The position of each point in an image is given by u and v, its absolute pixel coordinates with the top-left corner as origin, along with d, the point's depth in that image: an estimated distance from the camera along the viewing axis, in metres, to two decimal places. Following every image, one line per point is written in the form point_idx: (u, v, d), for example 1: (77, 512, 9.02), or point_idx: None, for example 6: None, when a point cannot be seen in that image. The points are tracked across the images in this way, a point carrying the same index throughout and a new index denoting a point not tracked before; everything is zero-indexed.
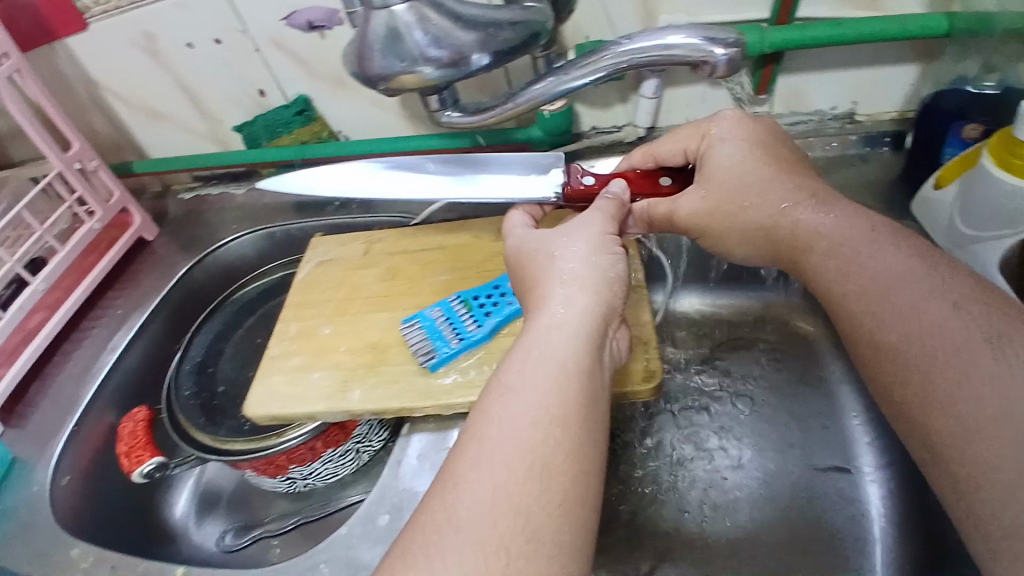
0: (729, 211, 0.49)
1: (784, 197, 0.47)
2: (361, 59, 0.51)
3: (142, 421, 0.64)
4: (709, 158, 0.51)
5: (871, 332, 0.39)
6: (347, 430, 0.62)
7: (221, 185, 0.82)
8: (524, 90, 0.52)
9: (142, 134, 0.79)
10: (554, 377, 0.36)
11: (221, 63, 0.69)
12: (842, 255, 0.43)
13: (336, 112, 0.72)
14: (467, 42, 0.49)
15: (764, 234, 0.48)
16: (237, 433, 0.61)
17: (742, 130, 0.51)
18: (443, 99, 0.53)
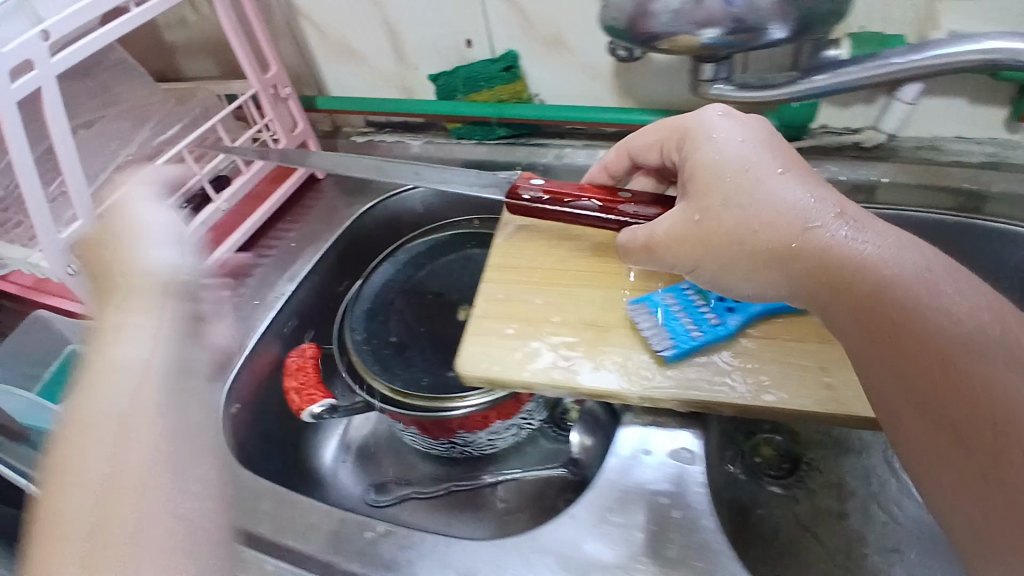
0: (733, 233, 0.43)
1: (802, 217, 0.41)
2: (636, 17, 0.47)
3: (312, 358, 0.63)
4: (706, 166, 0.45)
5: (930, 392, 0.33)
6: (518, 406, 0.60)
7: (396, 134, 0.80)
8: (803, 80, 0.51)
9: (327, 71, 0.77)
10: (114, 449, 0.30)
11: (436, 6, 0.66)
12: (871, 279, 0.37)
13: (542, 73, 0.68)
14: (767, 9, 0.45)
15: (777, 261, 0.41)
16: (415, 386, 0.59)
17: (748, 125, 0.47)
18: (718, 70, 0.53)
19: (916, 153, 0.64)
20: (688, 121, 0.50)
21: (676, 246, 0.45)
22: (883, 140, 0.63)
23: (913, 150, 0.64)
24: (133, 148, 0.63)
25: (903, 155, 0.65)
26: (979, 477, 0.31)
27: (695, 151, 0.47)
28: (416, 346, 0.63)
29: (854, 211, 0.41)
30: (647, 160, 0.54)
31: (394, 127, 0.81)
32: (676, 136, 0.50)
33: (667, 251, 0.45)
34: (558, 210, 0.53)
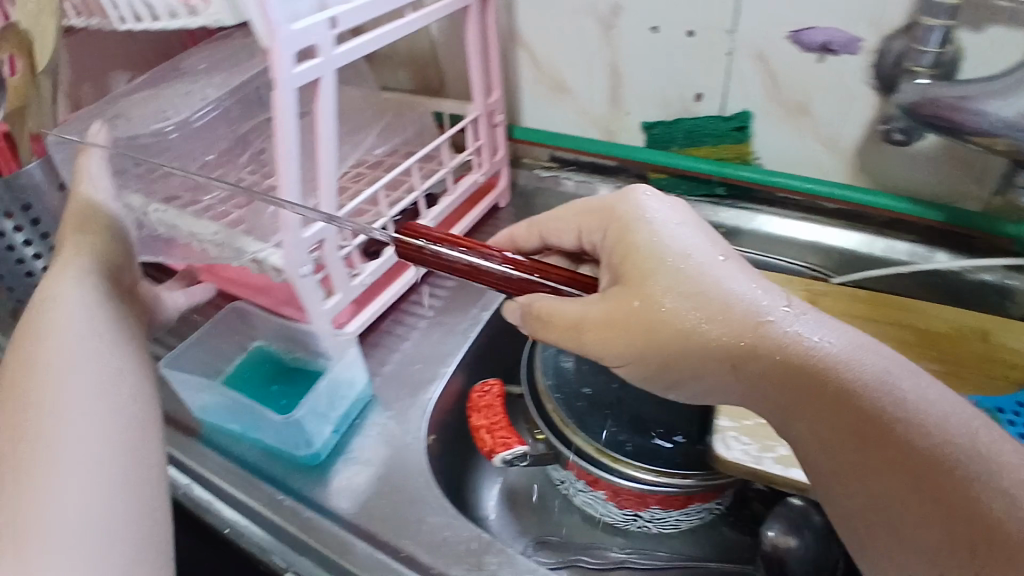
0: (641, 331, 0.40)
1: (664, 259, 0.40)
2: (949, 107, 0.51)
3: (499, 398, 0.59)
4: (641, 244, 0.41)
5: (912, 526, 0.34)
6: (717, 493, 0.54)
7: (581, 175, 0.78)
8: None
9: (528, 103, 0.75)
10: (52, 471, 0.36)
11: (678, 57, 0.64)
12: (871, 399, 0.36)
13: (772, 139, 0.66)
14: None
15: (731, 362, 0.39)
16: (621, 450, 0.55)
17: (694, 223, 0.43)
18: None
19: None
20: (613, 196, 0.45)
21: (605, 336, 0.41)
22: None
23: None
24: (355, 151, 0.61)
25: None
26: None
27: (626, 236, 0.42)
28: (611, 403, 0.59)
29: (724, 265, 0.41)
30: (558, 242, 0.50)
31: (580, 167, 0.78)
32: (611, 212, 0.44)
33: (595, 345, 0.41)
34: (451, 258, 0.43)
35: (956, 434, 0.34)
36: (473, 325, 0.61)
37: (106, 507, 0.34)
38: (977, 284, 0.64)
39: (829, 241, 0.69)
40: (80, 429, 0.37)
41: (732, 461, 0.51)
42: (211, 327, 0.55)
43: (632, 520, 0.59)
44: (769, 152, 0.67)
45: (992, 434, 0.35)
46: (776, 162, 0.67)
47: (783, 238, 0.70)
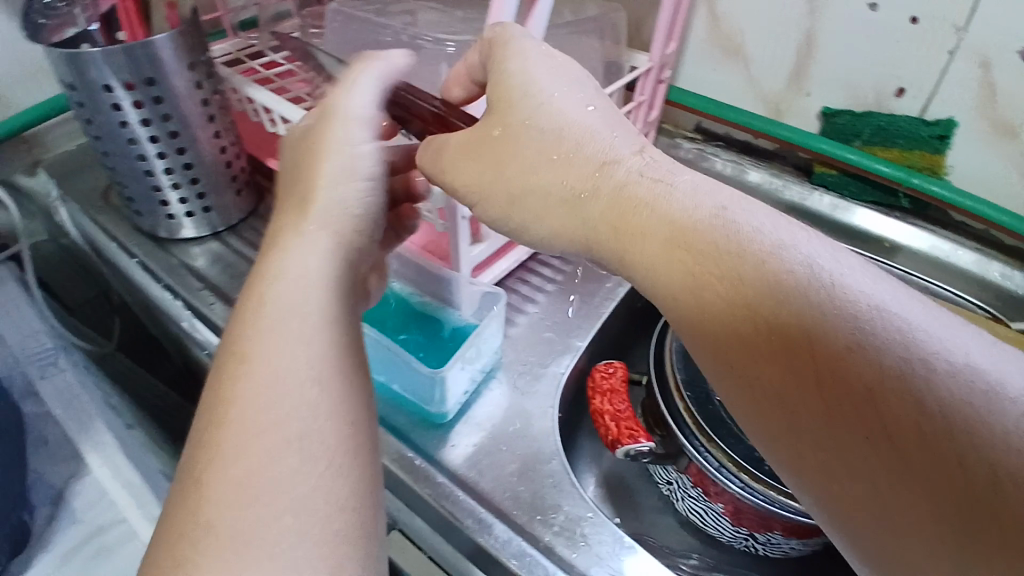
0: (503, 163, 0.36)
1: (547, 92, 0.36)
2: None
3: (623, 383, 0.53)
4: (509, 77, 0.37)
5: (783, 394, 0.27)
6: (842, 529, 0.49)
7: (729, 154, 0.71)
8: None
9: (690, 65, 0.68)
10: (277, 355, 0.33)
11: (893, 43, 0.57)
12: (707, 237, 0.29)
13: (967, 157, 0.59)
14: None
15: (574, 204, 0.34)
16: (756, 466, 0.49)
17: (570, 75, 0.38)
18: None
19: None
20: (504, 35, 0.39)
21: (463, 167, 0.37)
22: None
23: None
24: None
25: None
26: (873, 469, 0.25)
27: (498, 66, 0.37)
28: None
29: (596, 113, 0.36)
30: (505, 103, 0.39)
31: (728, 146, 0.71)
32: (483, 49, 0.39)
33: (451, 173, 0.38)
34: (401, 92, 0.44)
35: (819, 269, 0.27)
36: (609, 298, 0.55)
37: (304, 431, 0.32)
38: None
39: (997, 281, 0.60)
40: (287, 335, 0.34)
41: None
42: None
43: (741, 538, 0.53)
44: (957, 171, 0.60)
45: (874, 279, 0.26)
46: (964, 182, 0.60)
47: (950, 267, 0.61)
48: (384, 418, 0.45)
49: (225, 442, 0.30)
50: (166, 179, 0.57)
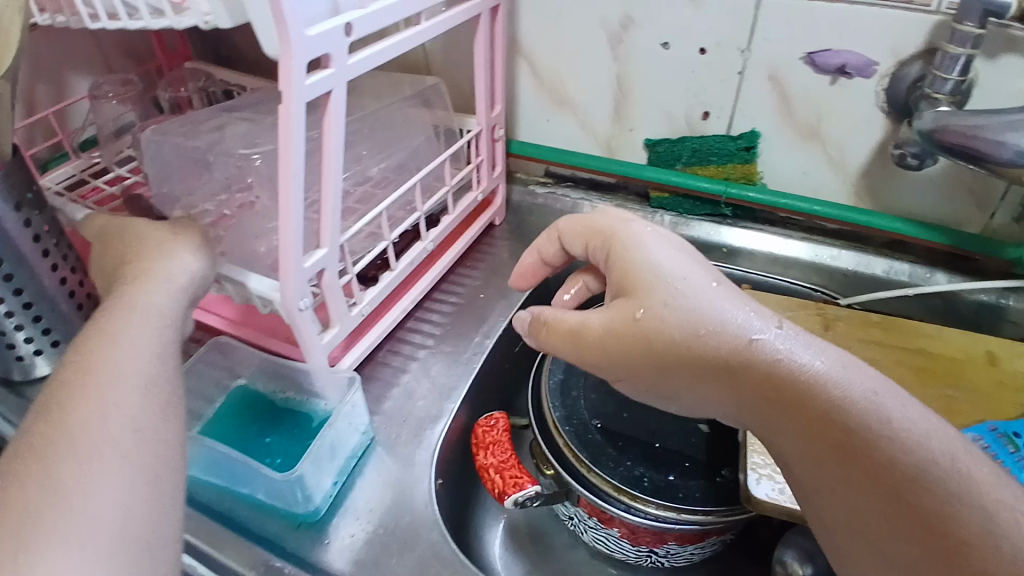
0: (631, 326, 0.38)
1: (671, 264, 0.39)
2: (971, 136, 0.48)
3: (506, 432, 0.55)
4: (631, 253, 0.41)
5: (883, 539, 0.31)
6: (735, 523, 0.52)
7: (579, 191, 0.75)
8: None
9: (525, 117, 0.73)
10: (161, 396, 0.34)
11: (692, 72, 0.63)
12: (853, 418, 0.32)
13: (777, 160, 0.65)
14: None
15: (716, 377, 0.36)
16: (637, 486, 0.51)
17: (685, 253, 0.41)
18: None
19: None
20: (616, 225, 0.44)
21: (610, 347, 0.39)
22: None
23: None
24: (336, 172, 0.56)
25: None
26: None
27: (625, 255, 0.41)
28: (625, 437, 0.55)
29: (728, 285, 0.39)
30: (573, 248, 0.47)
31: (577, 184, 0.76)
32: (600, 241, 0.44)
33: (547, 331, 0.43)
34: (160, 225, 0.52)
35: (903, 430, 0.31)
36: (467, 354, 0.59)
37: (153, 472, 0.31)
38: (975, 306, 0.63)
39: (828, 263, 0.66)
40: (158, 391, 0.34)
41: (764, 502, 0.41)
42: (197, 364, 0.50)
43: (645, 557, 0.55)
44: (772, 174, 0.66)
45: (951, 443, 0.31)
46: (779, 183, 0.66)
47: (788, 261, 0.67)
48: (260, 526, 0.45)
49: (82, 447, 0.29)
50: (8, 320, 0.55)
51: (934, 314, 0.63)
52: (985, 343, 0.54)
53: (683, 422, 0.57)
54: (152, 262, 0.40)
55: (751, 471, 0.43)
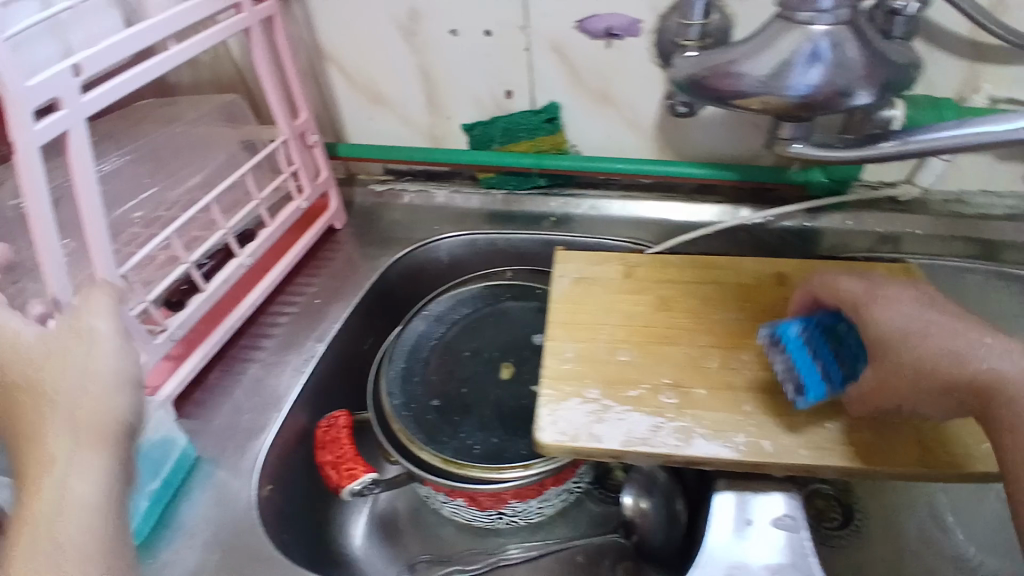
0: (906, 382, 0.39)
1: (915, 320, 0.39)
2: (724, 71, 0.47)
3: (345, 427, 0.56)
4: (877, 323, 0.40)
5: None
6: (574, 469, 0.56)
7: (417, 183, 0.77)
8: (917, 134, 0.46)
9: (349, 118, 0.74)
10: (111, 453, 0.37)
11: (484, 55, 0.65)
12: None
13: (582, 128, 0.67)
14: (859, 77, 0.45)
15: (938, 392, 0.38)
16: (468, 455, 0.54)
17: (895, 291, 0.42)
18: (796, 130, 0.49)
19: (943, 206, 0.65)
20: (862, 293, 0.42)
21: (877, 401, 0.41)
22: (916, 193, 0.64)
23: (940, 203, 0.65)
24: (132, 204, 0.57)
25: (931, 209, 0.65)
26: None
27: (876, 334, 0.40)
28: (461, 410, 0.58)
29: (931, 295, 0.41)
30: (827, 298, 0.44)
31: (415, 177, 0.77)
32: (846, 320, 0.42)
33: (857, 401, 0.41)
34: None
35: None
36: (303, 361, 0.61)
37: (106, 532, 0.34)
38: (782, 232, 0.67)
39: (646, 217, 0.70)
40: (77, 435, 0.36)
41: (548, 444, 0.45)
42: None
43: (500, 519, 0.58)
44: (579, 139, 0.69)
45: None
46: (589, 148, 0.69)
47: (612, 221, 0.71)
48: None
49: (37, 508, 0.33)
50: None
51: (745, 247, 0.67)
52: (781, 265, 0.58)
53: (515, 387, 0.60)
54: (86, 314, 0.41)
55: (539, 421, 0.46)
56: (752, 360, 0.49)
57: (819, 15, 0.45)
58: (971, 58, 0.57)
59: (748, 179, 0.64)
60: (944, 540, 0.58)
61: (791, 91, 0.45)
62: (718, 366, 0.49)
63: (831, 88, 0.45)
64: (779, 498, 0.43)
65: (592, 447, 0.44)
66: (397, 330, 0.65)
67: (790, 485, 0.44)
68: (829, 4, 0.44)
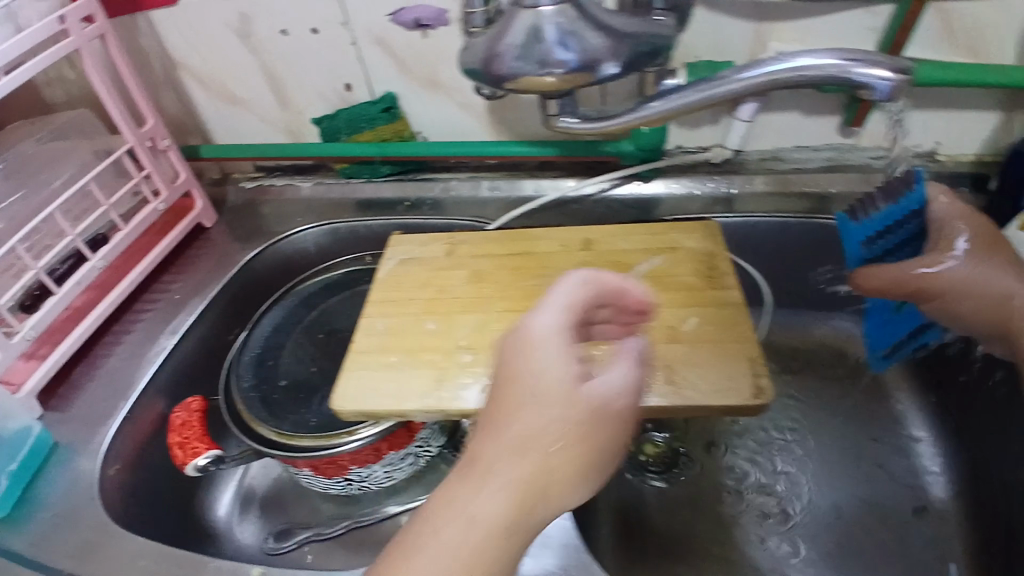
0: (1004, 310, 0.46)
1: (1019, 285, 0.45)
2: (492, 55, 0.50)
3: (195, 412, 0.63)
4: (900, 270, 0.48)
5: None
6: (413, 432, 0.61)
7: (284, 177, 0.81)
8: (660, 99, 0.51)
9: (211, 118, 0.78)
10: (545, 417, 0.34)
11: (315, 51, 0.68)
12: None
13: (420, 114, 0.71)
14: (601, 50, 0.49)
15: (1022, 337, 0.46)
16: (303, 429, 0.60)
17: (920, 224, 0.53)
18: (564, 104, 0.53)
19: (760, 164, 0.68)
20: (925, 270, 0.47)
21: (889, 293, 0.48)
22: (731, 156, 0.66)
23: (758, 161, 0.68)
24: None
25: (750, 167, 0.68)
26: None
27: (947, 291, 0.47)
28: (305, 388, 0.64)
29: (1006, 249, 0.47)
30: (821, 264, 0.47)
31: (283, 171, 0.81)
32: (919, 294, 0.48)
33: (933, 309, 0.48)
34: None
35: None
36: (162, 352, 0.67)
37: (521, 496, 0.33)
38: (613, 202, 0.71)
39: (489, 195, 0.73)
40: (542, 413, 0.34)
41: (346, 410, 0.50)
42: None
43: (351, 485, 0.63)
44: (422, 125, 0.72)
45: None
46: (432, 132, 0.73)
47: (460, 200, 0.74)
48: None
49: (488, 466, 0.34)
50: None
51: (579, 218, 0.71)
52: (592, 232, 0.63)
53: None
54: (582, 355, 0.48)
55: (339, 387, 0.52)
56: None
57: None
58: (758, 19, 0.56)
59: (570, 154, 0.67)
60: (709, 448, 0.65)
61: (552, 69, 0.49)
62: (507, 327, 0.54)
63: (586, 60, 0.49)
64: None
65: (380, 410, 0.49)
66: (252, 322, 0.70)
67: None
68: None
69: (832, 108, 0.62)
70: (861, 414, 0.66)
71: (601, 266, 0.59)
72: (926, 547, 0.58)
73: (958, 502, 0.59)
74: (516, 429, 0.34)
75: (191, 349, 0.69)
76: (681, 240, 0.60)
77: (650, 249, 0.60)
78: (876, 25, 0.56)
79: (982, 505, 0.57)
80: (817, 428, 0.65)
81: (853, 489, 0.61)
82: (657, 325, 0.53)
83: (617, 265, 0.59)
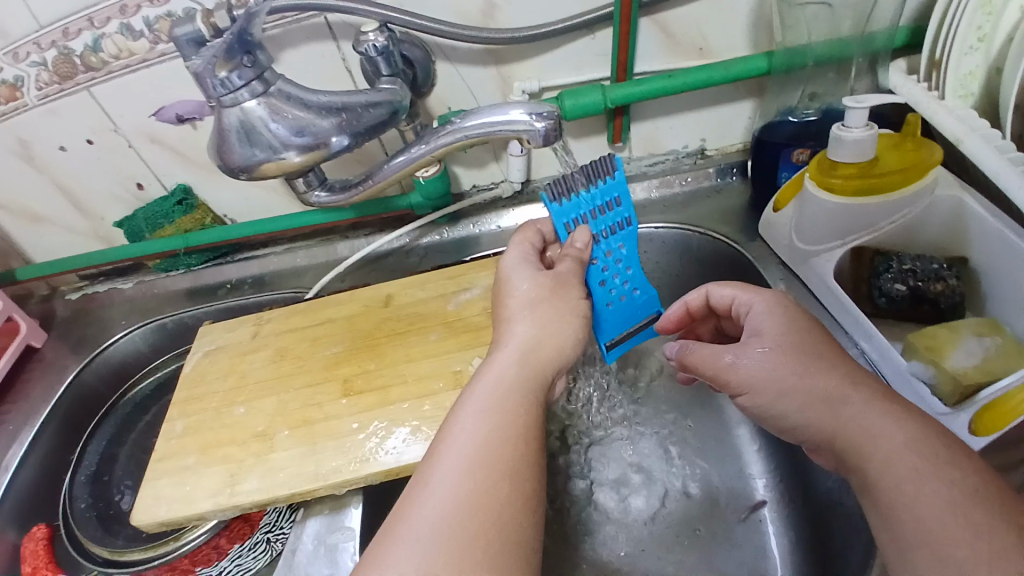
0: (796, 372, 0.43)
1: (792, 353, 0.44)
2: (219, 148, 0.50)
3: (42, 540, 0.63)
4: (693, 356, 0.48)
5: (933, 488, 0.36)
6: (253, 520, 0.60)
7: (110, 281, 0.81)
8: (386, 165, 0.53)
9: (22, 238, 0.75)
10: (496, 416, 0.41)
11: (97, 160, 0.68)
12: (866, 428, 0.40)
13: (219, 199, 0.73)
14: (324, 127, 0.50)
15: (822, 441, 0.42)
16: (135, 541, 0.63)
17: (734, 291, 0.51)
18: (310, 180, 0.55)
19: None
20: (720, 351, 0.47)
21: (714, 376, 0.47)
22: (520, 188, 0.70)
23: None
24: None
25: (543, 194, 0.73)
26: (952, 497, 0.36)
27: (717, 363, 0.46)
28: None
29: (810, 333, 0.45)
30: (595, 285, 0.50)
31: (107, 275, 0.81)
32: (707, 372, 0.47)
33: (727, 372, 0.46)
34: None
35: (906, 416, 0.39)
36: None
37: (483, 470, 0.38)
38: (424, 250, 0.73)
39: (308, 262, 0.76)
40: (476, 415, 0.41)
41: (151, 521, 0.50)
42: None
43: None
44: (226, 208, 0.74)
45: (861, 405, 0.41)
46: (237, 214, 0.74)
47: (280, 272, 0.76)
48: None
49: (506, 462, 0.39)
50: None
51: (389, 272, 0.73)
52: (395, 287, 0.65)
53: None
54: (378, 407, 0.54)
55: (143, 499, 0.52)
56: (335, 390, 0.56)
57: (238, 93, 0.47)
58: (494, 63, 0.61)
59: (365, 214, 0.69)
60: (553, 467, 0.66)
61: (276, 152, 0.50)
62: (309, 403, 0.55)
63: (313, 134, 0.50)
64: (358, 511, 0.52)
65: (183, 518, 0.50)
66: (84, 441, 0.71)
67: (349, 498, 0.53)
68: (238, 81, 0.47)
69: (594, 127, 0.65)
70: (687, 414, 0.69)
71: (400, 321, 0.61)
72: (750, 522, 0.62)
73: (776, 488, 0.62)
74: (489, 434, 0.40)
75: (31, 479, 0.67)
76: (474, 280, 0.63)
77: (446, 293, 0.63)
78: (603, 48, 0.60)
79: (791, 476, 0.61)
80: (648, 431, 0.68)
81: (678, 484, 0.64)
82: (445, 370, 0.56)
83: (413, 315, 0.61)
